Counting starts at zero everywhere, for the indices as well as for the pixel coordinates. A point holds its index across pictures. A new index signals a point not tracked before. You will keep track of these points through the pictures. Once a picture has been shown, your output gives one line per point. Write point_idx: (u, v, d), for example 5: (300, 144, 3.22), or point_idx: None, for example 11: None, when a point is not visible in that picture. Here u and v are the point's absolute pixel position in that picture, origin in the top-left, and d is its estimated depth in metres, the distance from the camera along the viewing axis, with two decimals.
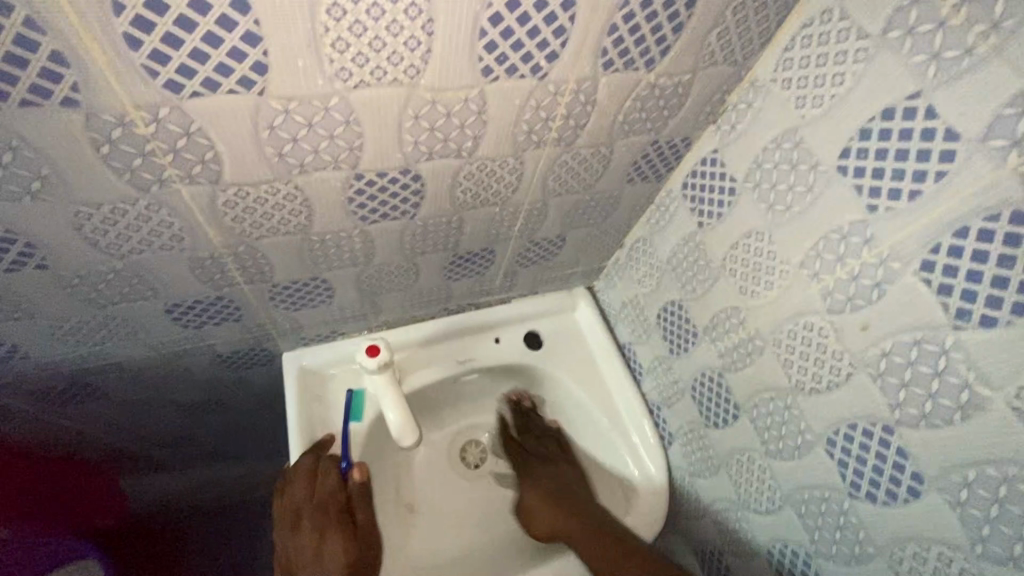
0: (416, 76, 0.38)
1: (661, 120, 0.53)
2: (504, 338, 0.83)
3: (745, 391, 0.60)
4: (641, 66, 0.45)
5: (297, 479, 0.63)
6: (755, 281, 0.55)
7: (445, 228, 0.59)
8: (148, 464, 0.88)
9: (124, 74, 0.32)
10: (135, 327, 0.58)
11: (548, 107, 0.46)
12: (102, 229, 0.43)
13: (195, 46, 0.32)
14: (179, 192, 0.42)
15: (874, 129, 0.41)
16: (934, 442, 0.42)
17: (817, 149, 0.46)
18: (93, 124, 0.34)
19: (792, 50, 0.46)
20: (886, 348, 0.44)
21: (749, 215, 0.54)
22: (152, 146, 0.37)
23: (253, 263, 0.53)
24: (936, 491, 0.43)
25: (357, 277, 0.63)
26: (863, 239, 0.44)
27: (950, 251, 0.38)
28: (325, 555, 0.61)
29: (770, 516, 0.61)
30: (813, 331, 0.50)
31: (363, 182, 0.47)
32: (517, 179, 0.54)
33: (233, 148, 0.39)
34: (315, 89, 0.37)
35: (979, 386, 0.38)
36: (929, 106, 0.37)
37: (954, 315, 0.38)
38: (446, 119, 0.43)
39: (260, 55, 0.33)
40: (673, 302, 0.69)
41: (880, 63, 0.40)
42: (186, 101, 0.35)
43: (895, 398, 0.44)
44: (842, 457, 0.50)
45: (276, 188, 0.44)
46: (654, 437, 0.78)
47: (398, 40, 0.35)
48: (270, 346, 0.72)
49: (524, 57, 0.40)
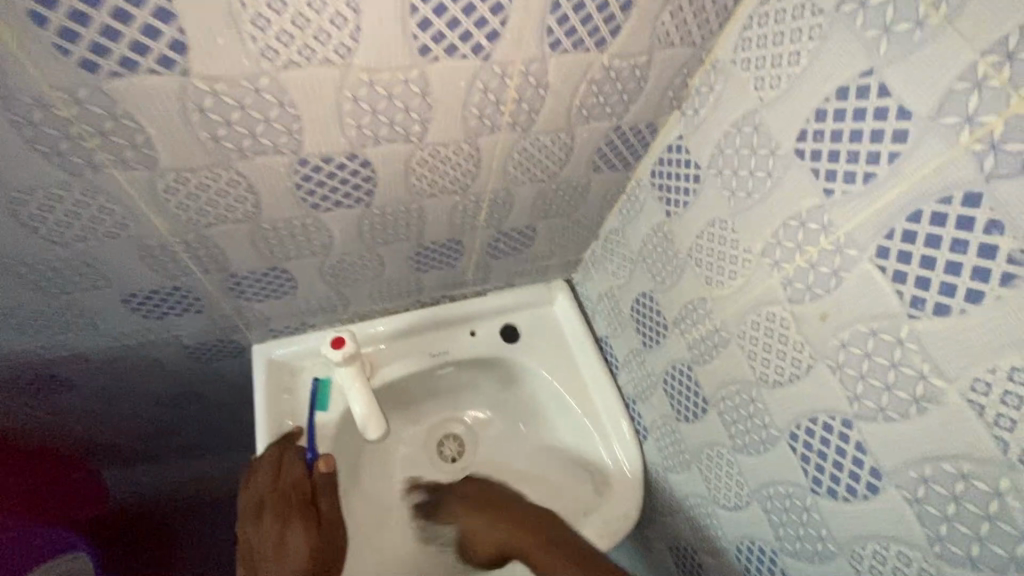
0: (348, 56, 0.37)
1: (622, 105, 0.52)
2: (480, 331, 0.82)
3: (712, 385, 0.59)
4: (592, 47, 0.44)
5: (261, 469, 0.63)
6: (721, 271, 0.53)
7: (405, 217, 0.58)
8: (126, 456, 0.88)
9: (35, 52, 0.31)
10: (93, 317, 0.57)
11: (496, 90, 0.45)
12: (41, 216, 0.42)
13: (105, 23, 0.31)
14: (115, 178, 0.41)
15: (829, 110, 0.39)
16: (891, 436, 0.40)
17: (776, 133, 0.44)
18: (11, 106, 0.34)
19: (749, 30, 0.44)
20: (844, 339, 0.42)
21: (713, 203, 0.52)
22: (76, 129, 0.36)
23: (206, 252, 0.52)
24: (895, 487, 0.41)
25: (320, 268, 0.62)
26: (820, 225, 0.42)
27: (904, 236, 0.36)
28: (288, 544, 0.59)
29: (738, 512, 0.59)
30: (775, 322, 0.48)
31: (309, 169, 0.46)
32: (474, 166, 0.53)
33: (164, 132, 0.38)
34: (242, 70, 0.36)
35: (933, 377, 0.36)
36: (881, 84, 0.36)
37: (909, 303, 0.37)
38: (387, 102, 0.42)
39: (177, 33, 0.32)
40: (644, 294, 0.68)
41: (832, 41, 0.38)
42: (105, 81, 0.34)
43: (853, 390, 0.42)
44: (804, 452, 0.49)
45: (217, 175, 0.43)
46: (630, 431, 0.77)
47: (323, 17, 0.34)
48: (238, 338, 0.71)
49: (462, 37, 0.39)
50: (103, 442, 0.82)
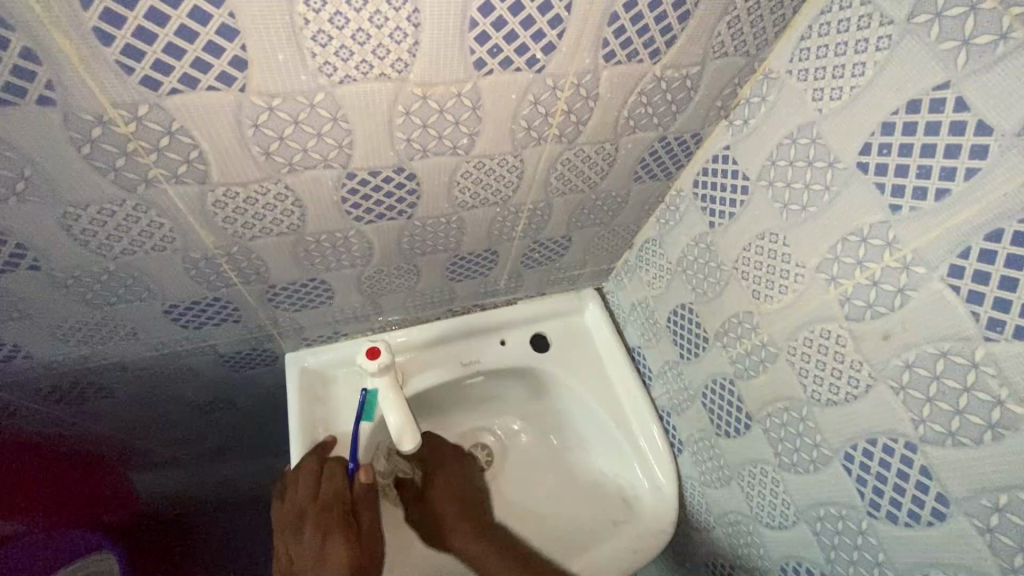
0: (404, 71, 0.36)
1: (669, 116, 0.51)
2: (510, 341, 0.81)
3: (757, 400, 0.57)
4: (646, 58, 0.43)
5: (301, 478, 0.62)
6: (769, 285, 0.52)
7: (445, 229, 0.57)
8: (157, 462, 0.88)
9: (99, 71, 0.31)
10: (135, 326, 0.57)
11: (546, 102, 0.44)
12: (92, 230, 0.42)
13: (169, 40, 0.31)
14: (167, 193, 0.41)
15: (897, 123, 0.38)
16: (963, 463, 0.39)
17: (837, 146, 0.43)
18: (71, 123, 0.34)
19: (808, 40, 0.43)
20: (908, 360, 0.41)
21: (763, 216, 0.51)
22: (133, 145, 0.36)
23: (248, 264, 0.52)
24: (964, 515, 0.39)
25: (357, 278, 0.61)
26: (884, 242, 0.41)
27: (981, 256, 0.35)
28: (327, 555, 0.58)
29: (785, 532, 0.58)
30: (830, 339, 0.47)
31: (355, 182, 0.45)
32: (518, 177, 0.52)
33: (218, 147, 0.38)
34: (299, 85, 0.35)
35: (1012, 404, 0.35)
36: (958, 98, 0.34)
37: (985, 325, 0.35)
38: (438, 115, 0.41)
39: (238, 50, 0.32)
40: (682, 305, 0.67)
41: (902, 51, 0.37)
42: (165, 98, 0.34)
43: (919, 413, 0.41)
44: (860, 473, 0.47)
45: (266, 189, 0.43)
46: (664, 444, 0.76)
47: (383, 32, 0.34)
48: (272, 347, 0.71)
49: (518, 50, 0.38)
50: (136, 448, 0.82)
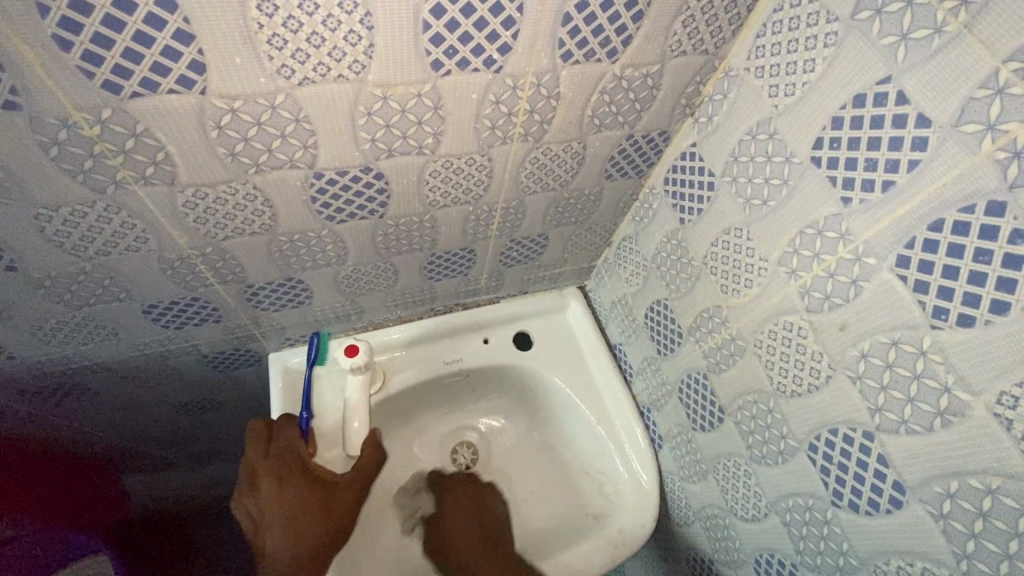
0: (362, 72, 0.38)
1: (635, 114, 0.52)
2: (493, 339, 0.82)
3: (729, 394, 0.58)
4: (604, 57, 0.44)
5: (253, 438, 0.64)
6: (736, 279, 0.53)
7: (419, 228, 0.58)
8: (146, 462, 0.89)
9: (60, 76, 0.32)
10: (117, 326, 0.58)
11: (508, 101, 0.45)
12: (66, 231, 0.43)
13: (127, 45, 0.32)
14: (137, 194, 0.42)
15: (845, 118, 0.39)
16: (915, 450, 0.39)
17: (792, 141, 0.43)
18: (37, 126, 0.35)
19: (763, 37, 0.44)
20: (864, 349, 0.41)
21: (728, 211, 0.52)
22: (100, 147, 0.37)
23: (224, 264, 0.53)
24: (919, 501, 0.40)
25: (335, 278, 0.62)
26: (838, 234, 0.41)
27: (925, 246, 0.36)
28: (285, 496, 0.60)
29: (757, 524, 0.58)
30: (793, 331, 0.48)
31: (323, 182, 0.46)
32: (487, 176, 0.53)
33: (184, 148, 0.39)
34: (258, 87, 0.36)
35: (957, 390, 0.35)
36: (899, 92, 0.35)
37: (931, 313, 0.36)
38: (401, 115, 0.42)
39: (196, 54, 0.33)
40: (658, 301, 0.67)
41: (847, 46, 0.38)
42: (127, 102, 0.35)
43: (874, 402, 0.41)
44: (824, 464, 0.48)
45: (235, 189, 0.44)
46: (645, 440, 0.76)
47: (337, 35, 0.35)
48: (256, 347, 0.72)
49: (474, 51, 0.39)
50: (125, 449, 0.83)
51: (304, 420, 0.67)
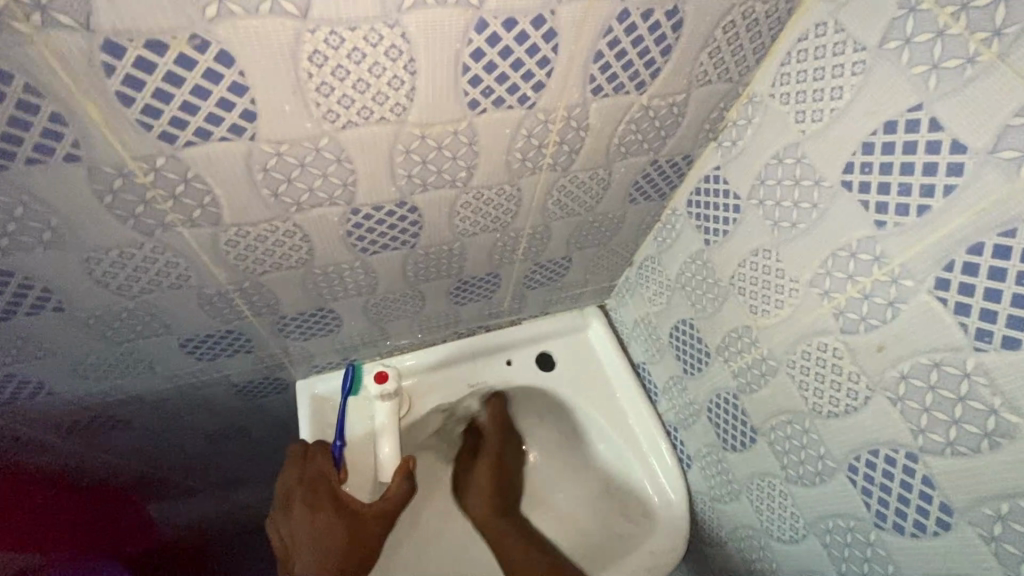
0: (402, 114, 0.39)
1: (660, 140, 0.53)
2: (516, 361, 0.82)
3: (761, 414, 0.58)
4: (632, 89, 0.45)
5: (289, 463, 0.65)
6: (765, 300, 0.53)
7: (448, 255, 0.59)
8: (173, 490, 0.89)
9: (120, 129, 0.33)
10: (153, 360, 0.59)
11: (539, 135, 0.46)
12: (112, 272, 0.45)
13: (185, 99, 0.33)
14: (182, 235, 0.43)
15: (877, 143, 0.39)
16: (961, 472, 0.39)
17: (821, 166, 0.44)
18: (95, 176, 0.36)
19: (788, 65, 0.45)
20: (903, 370, 0.41)
21: (755, 233, 0.52)
22: (152, 193, 0.39)
23: (260, 297, 0.54)
24: (968, 523, 0.40)
25: (364, 306, 0.63)
26: (873, 256, 0.42)
27: (965, 268, 0.36)
28: (319, 521, 0.61)
29: (795, 546, 0.58)
30: (827, 352, 0.48)
31: (360, 218, 0.48)
32: (516, 205, 0.54)
33: (230, 191, 0.40)
34: (304, 132, 0.37)
35: (1005, 412, 0.35)
36: (932, 119, 0.36)
37: (974, 336, 0.36)
38: (437, 152, 0.43)
39: (248, 103, 0.34)
40: (683, 321, 0.67)
41: (877, 74, 0.38)
42: (181, 150, 0.36)
43: (917, 423, 0.41)
44: (865, 485, 0.48)
45: (276, 227, 0.45)
46: (673, 459, 0.76)
47: (382, 81, 0.36)
48: (284, 375, 0.73)
49: (509, 89, 0.40)
50: (153, 477, 0.84)
51: (337, 447, 0.67)
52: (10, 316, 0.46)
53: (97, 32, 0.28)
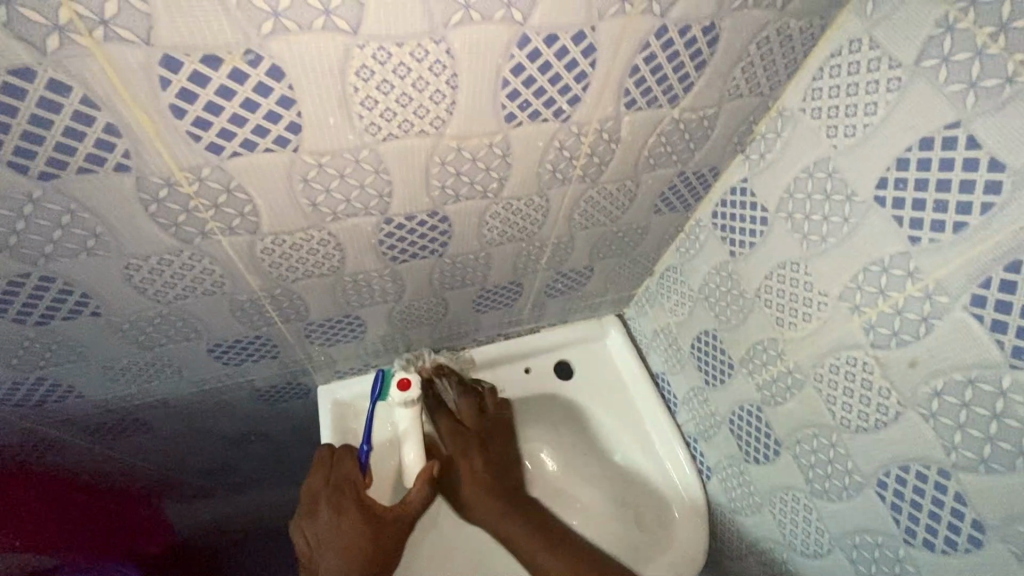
0: (441, 127, 0.39)
1: (688, 153, 0.53)
2: (534, 368, 0.82)
3: (786, 426, 0.58)
4: (665, 103, 0.45)
5: (314, 467, 0.65)
6: (793, 313, 0.53)
7: (474, 264, 0.59)
8: (190, 492, 0.90)
9: (170, 140, 0.34)
10: (180, 364, 0.60)
11: (572, 146, 0.46)
12: (150, 279, 0.45)
13: (234, 111, 0.34)
14: (220, 243, 0.44)
15: (912, 159, 0.40)
16: (996, 490, 0.39)
17: (853, 180, 0.44)
18: (142, 186, 0.37)
19: (820, 80, 0.45)
20: (937, 387, 0.41)
21: (784, 246, 0.52)
22: (194, 202, 0.39)
23: (290, 304, 0.55)
24: (1001, 542, 0.40)
25: (389, 313, 0.64)
26: (906, 271, 0.42)
27: (1002, 286, 0.36)
28: (344, 522, 0.60)
29: (820, 561, 0.58)
30: (857, 366, 0.48)
31: (392, 227, 0.48)
32: (543, 216, 0.55)
33: (269, 201, 0.41)
34: (345, 143, 0.38)
35: None
36: (969, 136, 0.36)
37: (1011, 352, 0.36)
38: (471, 163, 0.44)
39: (294, 116, 0.35)
40: (706, 332, 0.67)
41: (912, 91, 0.38)
42: (226, 161, 0.37)
43: (950, 440, 0.41)
44: (895, 500, 0.48)
45: (312, 236, 0.46)
46: (691, 468, 0.76)
47: (423, 94, 0.36)
48: (306, 380, 0.74)
49: (546, 102, 0.41)
50: (171, 479, 0.84)
51: (364, 452, 0.68)
52: (47, 320, 0.46)
53: (156, 47, 0.29)
